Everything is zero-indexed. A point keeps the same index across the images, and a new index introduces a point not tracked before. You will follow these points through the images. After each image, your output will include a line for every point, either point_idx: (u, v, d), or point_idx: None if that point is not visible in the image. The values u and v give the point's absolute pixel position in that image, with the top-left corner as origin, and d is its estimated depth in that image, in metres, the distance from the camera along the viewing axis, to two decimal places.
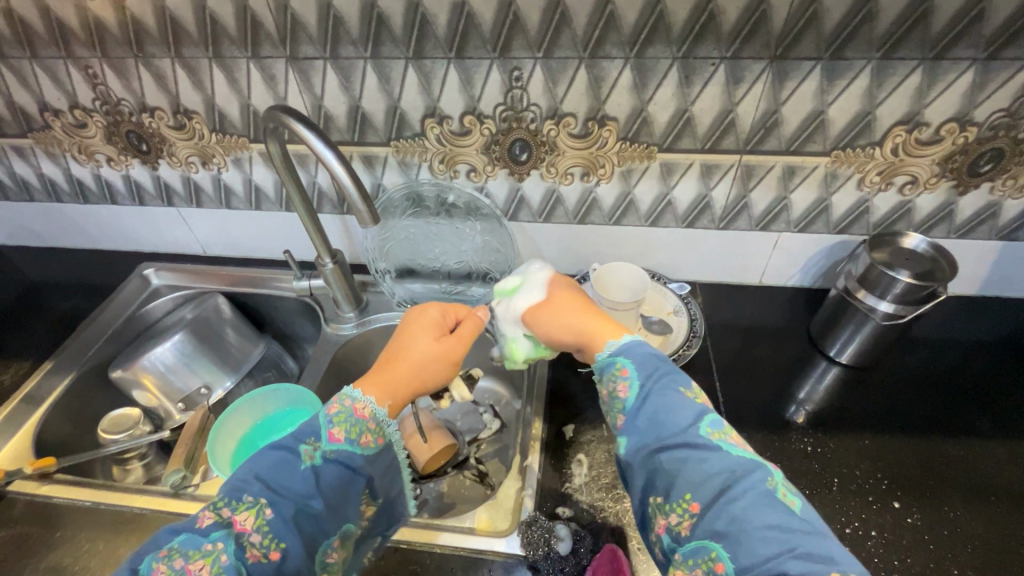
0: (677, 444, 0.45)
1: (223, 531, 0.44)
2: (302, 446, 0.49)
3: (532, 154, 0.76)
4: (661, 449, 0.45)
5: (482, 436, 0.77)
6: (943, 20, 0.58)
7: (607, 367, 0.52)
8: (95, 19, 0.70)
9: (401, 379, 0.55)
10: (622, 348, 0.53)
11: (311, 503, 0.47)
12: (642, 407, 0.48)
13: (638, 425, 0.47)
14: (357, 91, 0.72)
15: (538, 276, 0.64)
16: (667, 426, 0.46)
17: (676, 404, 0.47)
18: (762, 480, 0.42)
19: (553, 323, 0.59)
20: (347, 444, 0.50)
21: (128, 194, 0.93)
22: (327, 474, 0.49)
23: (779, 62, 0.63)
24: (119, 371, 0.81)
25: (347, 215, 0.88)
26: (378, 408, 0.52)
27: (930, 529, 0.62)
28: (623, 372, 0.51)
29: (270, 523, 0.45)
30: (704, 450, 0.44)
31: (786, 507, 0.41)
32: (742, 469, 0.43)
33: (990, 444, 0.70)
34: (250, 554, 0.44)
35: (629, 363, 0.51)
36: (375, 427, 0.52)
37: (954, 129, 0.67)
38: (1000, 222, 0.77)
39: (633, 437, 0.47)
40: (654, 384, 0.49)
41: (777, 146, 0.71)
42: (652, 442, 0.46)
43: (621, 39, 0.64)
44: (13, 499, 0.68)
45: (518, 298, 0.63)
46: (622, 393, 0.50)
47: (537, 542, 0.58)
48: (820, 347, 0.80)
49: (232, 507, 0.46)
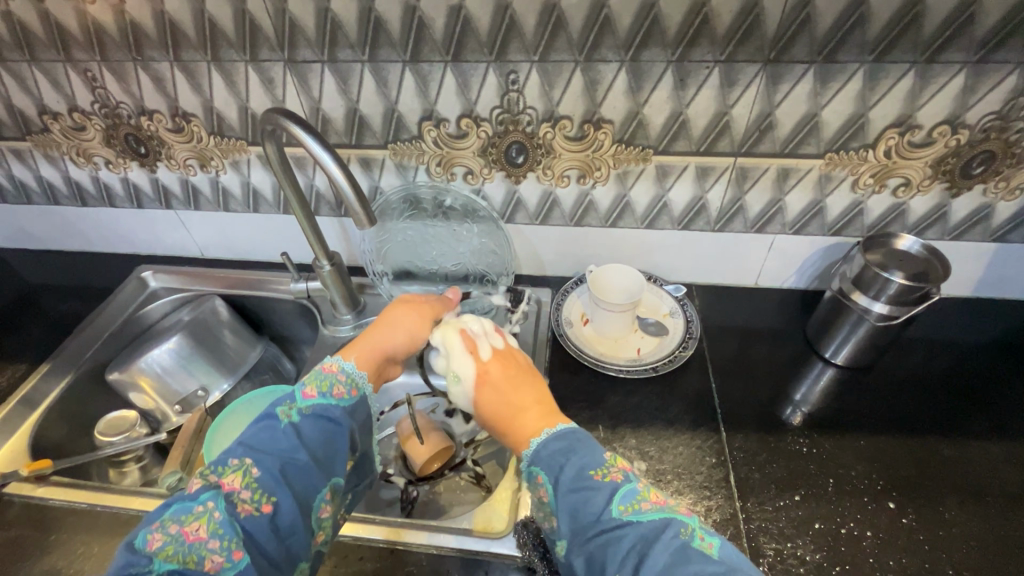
0: (596, 529, 0.44)
1: (211, 492, 0.44)
2: (276, 408, 0.50)
3: (528, 157, 0.77)
4: (586, 540, 0.45)
5: (479, 437, 0.74)
6: (933, 24, 0.59)
7: (529, 478, 0.52)
8: (95, 24, 0.71)
9: (370, 341, 0.59)
10: (531, 462, 0.51)
11: (297, 456, 0.48)
12: (558, 502, 0.47)
13: (562, 522, 0.47)
14: (354, 94, 0.73)
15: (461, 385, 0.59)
16: (584, 517, 0.45)
17: (586, 489, 0.46)
18: (676, 538, 0.42)
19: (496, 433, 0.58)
20: (321, 397, 0.52)
21: (126, 198, 0.93)
22: (308, 428, 0.50)
23: (772, 65, 0.64)
24: (115, 374, 0.81)
25: (344, 217, 0.89)
26: (345, 364, 0.55)
27: (925, 528, 0.62)
28: (539, 478, 0.50)
29: (258, 480, 0.46)
30: (619, 529, 0.43)
31: (704, 554, 0.41)
32: (657, 532, 0.43)
33: (984, 445, 0.70)
34: (241, 509, 0.44)
35: (539, 470, 0.50)
36: (345, 379, 0.54)
37: (947, 131, 0.68)
38: (992, 224, 0.77)
39: (564, 537, 0.46)
40: (564, 478, 0.48)
41: (771, 149, 0.72)
42: (578, 536, 0.45)
43: (617, 43, 0.64)
44: (8, 502, 0.67)
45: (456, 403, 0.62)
46: (544, 498, 0.49)
47: (531, 543, 0.58)
48: (815, 348, 0.80)
49: (218, 472, 0.46)
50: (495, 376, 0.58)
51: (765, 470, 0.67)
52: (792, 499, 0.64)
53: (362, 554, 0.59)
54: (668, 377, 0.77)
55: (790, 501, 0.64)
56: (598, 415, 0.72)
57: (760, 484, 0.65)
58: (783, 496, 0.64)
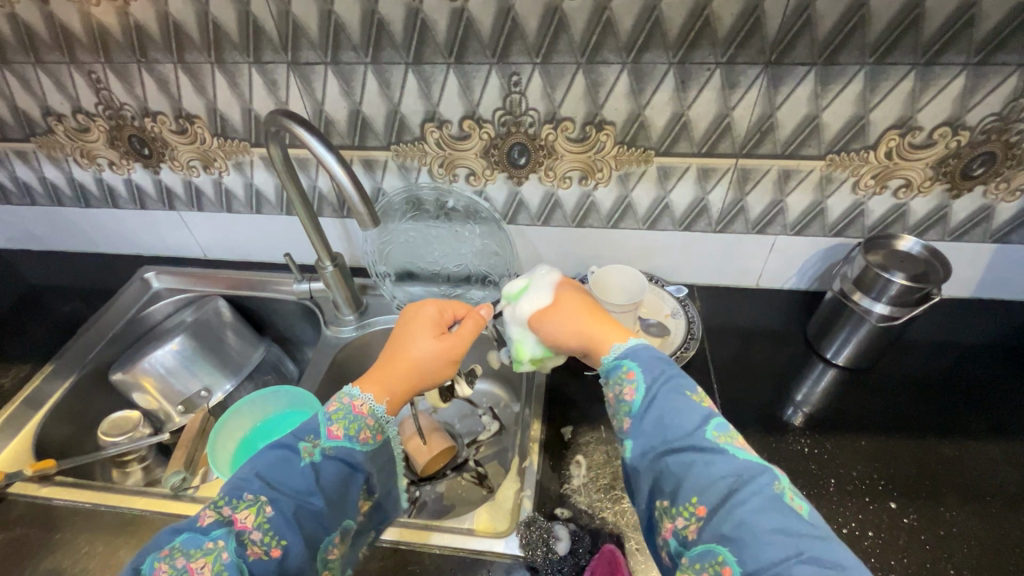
0: (683, 446, 0.44)
1: (223, 529, 0.45)
2: (299, 444, 0.49)
3: (530, 158, 0.77)
4: (667, 452, 0.45)
5: (481, 438, 0.76)
6: (933, 26, 0.59)
7: (612, 370, 0.51)
8: (99, 25, 0.71)
9: (396, 374, 0.55)
10: (627, 350, 0.52)
11: (313, 501, 0.47)
12: (646, 409, 0.47)
13: (643, 427, 0.47)
14: (357, 96, 0.73)
15: (545, 281, 0.63)
16: (673, 429, 0.45)
17: (682, 406, 0.46)
18: (766, 482, 0.42)
19: (565, 324, 0.58)
20: (347, 441, 0.50)
21: (129, 199, 0.93)
22: (327, 472, 0.48)
23: (773, 67, 0.64)
24: (119, 374, 0.81)
25: (347, 218, 0.89)
26: (376, 406, 0.52)
27: (926, 529, 0.62)
28: (630, 374, 0.50)
29: (271, 521, 0.45)
30: (710, 453, 0.43)
31: (792, 511, 0.40)
32: (745, 471, 0.42)
33: (985, 445, 0.70)
34: (250, 552, 0.44)
35: (635, 365, 0.50)
36: (373, 424, 0.51)
37: (947, 133, 0.68)
38: (992, 226, 0.78)
39: (640, 440, 0.46)
40: (661, 388, 0.48)
41: (772, 151, 0.72)
42: (658, 444, 0.45)
43: (619, 44, 0.64)
44: (13, 502, 0.68)
45: (522, 301, 0.62)
46: (628, 396, 0.49)
47: (535, 542, 0.59)
48: (816, 349, 0.81)
49: (232, 505, 0.46)
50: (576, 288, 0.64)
51: None
52: None
53: (364, 553, 0.59)
54: None
55: None
56: (600, 416, 0.73)
57: None
58: None
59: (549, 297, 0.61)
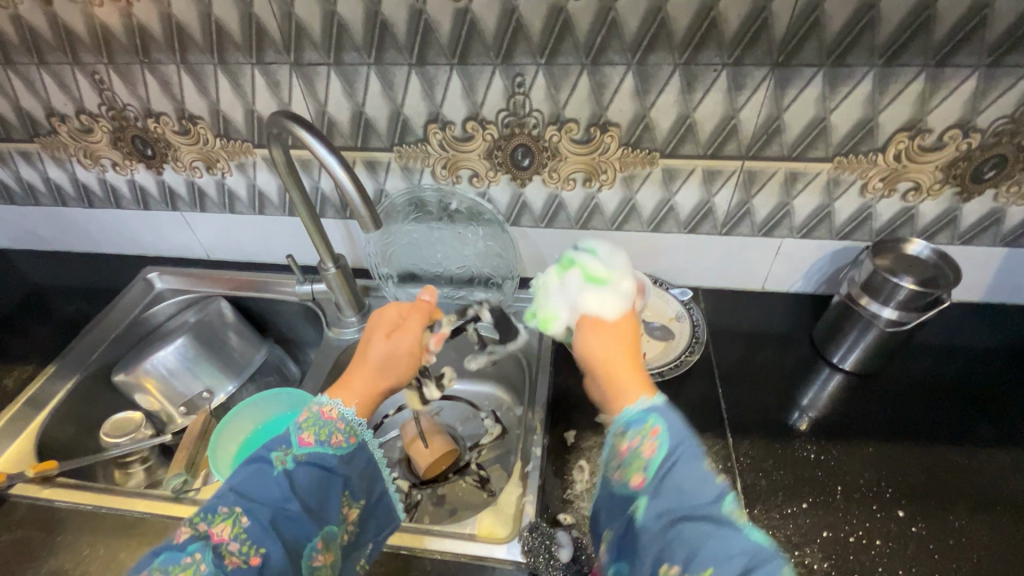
0: (700, 516, 0.40)
1: (200, 543, 0.43)
2: (271, 454, 0.48)
3: (534, 160, 0.77)
4: (682, 519, 0.41)
5: (483, 441, 0.75)
6: (944, 27, 0.58)
7: (632, 422, 0.47)
8: (102, 26, 0.71)
9: (368, 383, 0.56)
10: (654, 405, 0.48)
11: (289, 506, 0.46)
12: (665, 470, 0.43)
13: (660, 488, 0.43)
14: (360, 97, 0.72)
15: (622, 303, 0.59)
16: (693, 496, 0.41)
17: (705, 476, 0.43)
18: (782, 569, 0.37)
19: (602, 347, 0.56)
20: (318, 445, 0.49)
21: (133, 199, 0.93)
22: (301, 477, 0.48)
23: (781, 69, 0.63)
24: (121, 375, 0.82)
25: (349, 220, 0.89)
26: (345, 410, 0.52)
27: (934, 538, 0.61)
28: (654, 430, 0.46)
29: (248, 531, 0.44)
30: (729, 528, 0.39)
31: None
32: (763, 553, 0.38)
33: (995, 452, 0.69)
34: (229, 562, 0.43)
35: (662, 423, 0.46)
36: (345, 427, 0.51)
37: (958, 135, 0.67)
38: (1003, 229, 0.76)
39: (655, 500, 0.42)
40: (684, 452, 0.44)
41: (779, 153, 0.71)
42: (674, 510, 0.41)
43: (623, 46, 0.64)
44: (14, 503, 0.68)
45: (595, 294, 0.59)
46: (646, 452, 0.45)
47: (538, 549, 0.58)
48: (823, 354, 0.80)
49: (208, 520, 0.44)
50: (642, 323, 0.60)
51: (771, 477, 0.66)
52: (798, 506, 0.63)
53: None
54: (674, 382, 0.77)
55: (797, 509, 0.63)
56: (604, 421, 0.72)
57: (767, 492, 0.64)
58: (789, 504, 0.63)
59: (614, 314, 0.58)
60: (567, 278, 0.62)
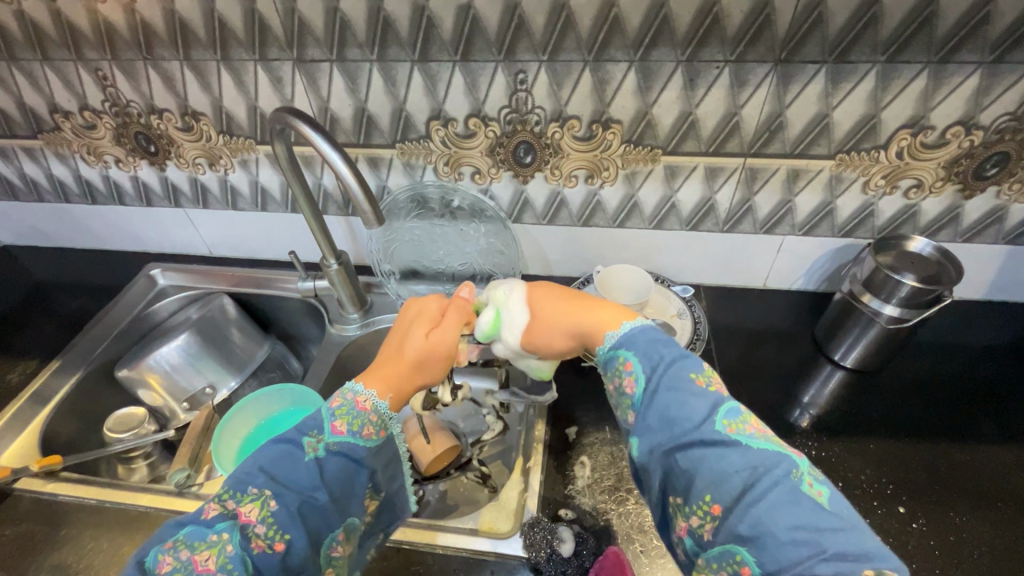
0: (691, 442, 0.43)
1: (228, 522, 0.44)
2: (304, 439, 0.48)
3: (536, 156, 0.77)
4: (675, 448, 0.44)
5: (485, 437, 0.73)
6: (947, 24, 0.58)
7: (610, 361, 0.51)
8: (106, 22, 0.71)
9: (404, 376, 0.53)
10: (623, 339, 0.51)
11: (317, 496, 0.47)
12: (648, 401, 0.46)
13: (647, 421, 0.46)
14: (362, 94, 0.73)
15: (514, 292, 0.57)
16: (679, 423, 0.44)
17: (687, 396, 0.45)
18: (783, 475, 0.40)
19: (560, 338, 0.55)
20: (350, 436, 0.49)
21: (136, 196, 0.93)
22: (331, 467, 0.48)
23: (783, 66, 0.63)
24: (126, 370, 0.83)
25: (352, 216, 0.89)
26: (379, 401, 0.51)
27: (935, 534, 0.61)
28: (627, 365, 0.49)
29: (275, 515, 0.45)
30: (723, 446, 0.42)
31: (809, 499, 0.40)
32: (761, 463, 0.41)
33: (996, 449, 0.69)
34: (254, 545, 0.44)
35: (632, 356, 0.49)
36: (377, 420, 0.51)
37: (960, 132, 0.67)
38: (1006, 226, 0.76)
39: (645, 437, 0.46)
40: (662, 378, 0.47)
41: (781, 150, 0.71)
42: (665, 442, 0.44)
43: (626, 42, 0.64)
44: (19, 497, 0.68)
45: (504, 326, 0.57)
46: (629, 389, 0.48)
47: (540, 543, 0.58)
48: (825, 351, 0.80)
49: (237, 499, 0.45)
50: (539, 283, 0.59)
51: None
52: None
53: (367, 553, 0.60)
54: None
55: None
56: (605, 417, 0.72)
57: None
58: None
59: (528, 318, 0.56)
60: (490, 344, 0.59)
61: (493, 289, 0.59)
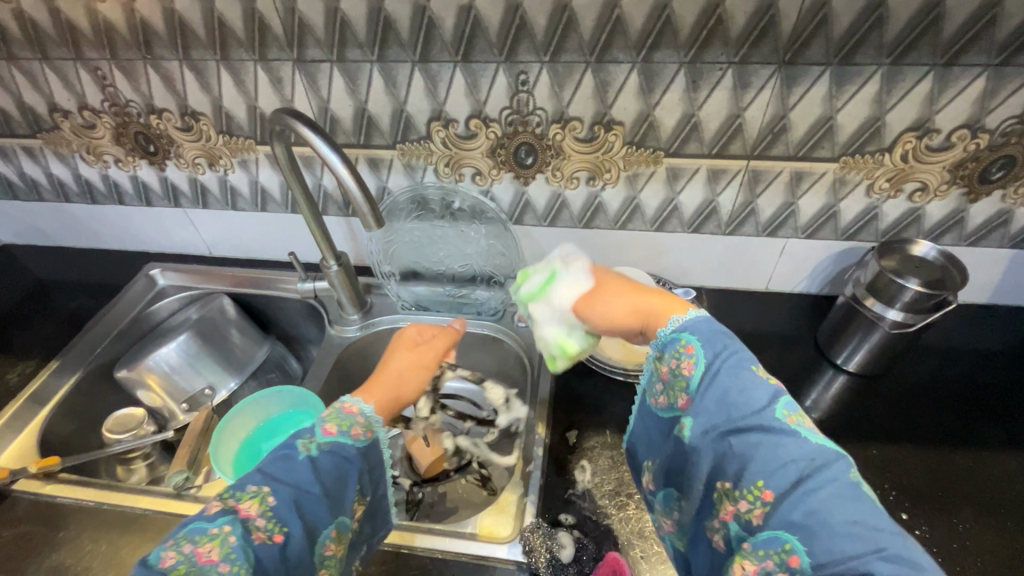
0: (749, 427, 0.43)
1: (229, 516, 0.43)
2: (296, 440, 0.48)
3: (537, 158, 0.76)
4: (730, 432, 0.43)
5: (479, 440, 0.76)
6: (953, 27, 0.58)
7: (668, 344, 0.50)
8: (104, 21, 0.71)
9: (385, 385, 0.58)
10: (687, 323, 0.50)
11: (312, 490, 0.46)
12: (705, 385, 0.46)
13: (703, 404, 0.46)
14: (362, 94, 0.72)
15: (577, 264, 0.63)
16: (737, 407, 0.44)
17: (748, 383, 0.45)
18: (843, 471, 0.40)
19: (610, 302, 0.57)
20: (340, 436, 0.49)
21: (135, 195, 0.93)
22: (324, 464, 0.48)
23: (787, 68, 0.63)
24: (124, 371, 0.82)
25: (351, 217, 0.88)
26: (364, 405, 0.53)
27: (939, 541, 0.61)
28: (688, 347, 0.48)
29: (274, 509, 0.44)
30: (781, 435, 0.42)
31: (867, 499, 0.39)
32: (821, 456, 0.41)
33: (1002, 456, 0.69)
34: (255, 537, 0.43)
35: (694, 339, 0.48)
36: (364, 421, 0.51)
37: (966, 136, 0.66)
38: (1011, 230, 0.76)
39: (699, 418, 0.45)
40: (723, 363, 0.46)
41: (784, 153, 0.71)
42: (721, 425, 0.44)
43: (628, 43, 0.63)
44: (17, 499, 0.68)
45: (559, 288, 0.61)
46: (686, 370, 0.48)
47: (540, 549, 0.58)
48: (827, 355, 0.79)
49: (236, 496, 0.45)
50: (606, 269, 0.64)
51: None
52: None
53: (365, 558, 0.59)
54: None
55: None
56: (606, 421, 0.72)
57: None
58: None
59: (589, 281, 0.61)
60: (539, 305, 0.63)
61: (561, 260, 0.66)
